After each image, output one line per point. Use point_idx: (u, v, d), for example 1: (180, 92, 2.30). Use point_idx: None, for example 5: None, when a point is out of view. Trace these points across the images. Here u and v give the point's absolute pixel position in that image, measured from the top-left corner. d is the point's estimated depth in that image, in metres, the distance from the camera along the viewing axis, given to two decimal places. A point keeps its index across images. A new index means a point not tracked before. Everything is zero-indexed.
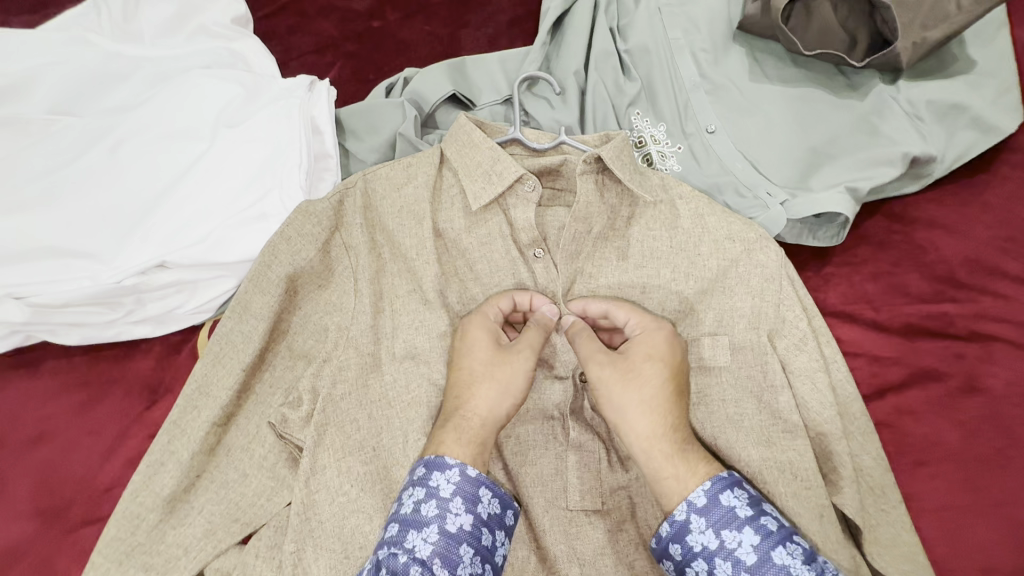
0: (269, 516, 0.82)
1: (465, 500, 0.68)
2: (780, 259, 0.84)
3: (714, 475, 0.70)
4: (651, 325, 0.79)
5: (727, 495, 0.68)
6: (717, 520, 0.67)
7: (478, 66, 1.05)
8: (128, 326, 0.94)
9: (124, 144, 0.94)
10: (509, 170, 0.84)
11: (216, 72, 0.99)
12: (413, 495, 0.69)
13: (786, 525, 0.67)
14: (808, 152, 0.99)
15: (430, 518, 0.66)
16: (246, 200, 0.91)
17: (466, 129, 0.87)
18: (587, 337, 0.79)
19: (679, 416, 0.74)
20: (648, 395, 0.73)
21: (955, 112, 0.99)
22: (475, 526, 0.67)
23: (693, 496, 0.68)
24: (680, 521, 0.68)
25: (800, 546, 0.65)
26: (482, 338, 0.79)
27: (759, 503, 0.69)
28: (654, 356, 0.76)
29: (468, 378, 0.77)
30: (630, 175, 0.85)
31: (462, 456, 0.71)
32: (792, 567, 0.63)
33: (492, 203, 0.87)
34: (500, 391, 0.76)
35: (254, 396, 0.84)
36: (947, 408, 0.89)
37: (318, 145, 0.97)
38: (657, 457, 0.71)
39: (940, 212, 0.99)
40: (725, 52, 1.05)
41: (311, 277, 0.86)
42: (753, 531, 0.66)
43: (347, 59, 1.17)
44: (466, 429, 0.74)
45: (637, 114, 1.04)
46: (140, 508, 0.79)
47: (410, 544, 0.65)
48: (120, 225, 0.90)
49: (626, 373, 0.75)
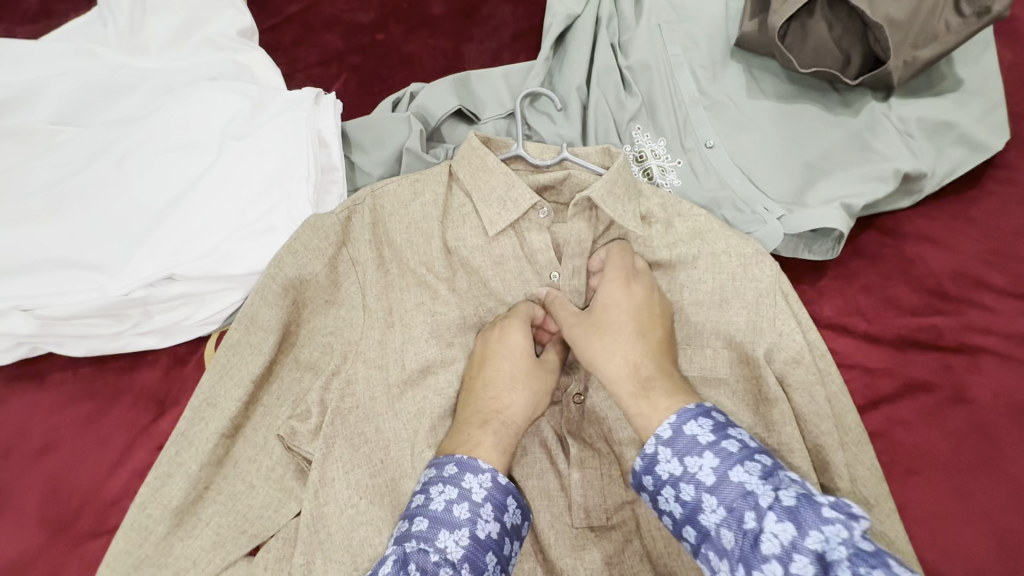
0: (279, 527, 0.83)
1: (495, 507, 0.69)
2: (775, 274, 0.86)
3: (680, 407, 0.69)
4: (620, 273, 0.82)
5: (690, 424, 0.67)
6: (728, 498, 0.62)
7: (482, 80, 1.06)
8: (135, 337, 0.94)
9: (131, 156, 0.94)
10: (523, 197, 0.86)
11: (222, 84, 1.00)
12: (444, 493, 0.68)
13: (750, 445, 0.65)
14: (803, 168, 1.02)
15: (462, 520, 0.66)
16: (254, 212, 0.92)
17: (479, 152, 0.88)
18: (563, 304, 0.84)
19: (643, 353, 0.77)
20: (619, 342, 0.78)
21: (944, 129, 1.03)
22: (501, 534, 0.68)
23: (659, 429, 0.68)
24: (650, 455, 0.68)
25: (759, 464, 0.63)
26: (523, 343, 0.81)
27: (726, 428, 0.66)
28: (612, 305, 0.80)
29: (505, 380, 0.79)
30: (621, 210, 0.86)
31: (493, 462, 0.72)
32: (748, 483, 0.61)
33: (506, 227, 0.89)
34: (534, 397, 0.80)
35: (261, 407, 0.85)
36: (937, 417, 0.92)
37: (325, 158, 0.99)
38: (631, 394, 0.74)
39: (931, 226, 1.02)
40: (723, 69, 1.08)
41: (319, 290, 0.87)
42: (712, 455, 0.64)
43: (351, 71, 1.18)
44: (503, 433, 0.76)
45: (638, 129, 1.06)
46: (147, 521, 0.79)
47: (441, 544, 0.64)
48: (128, 237, 0.90)
49: (594, 326, 0.80)
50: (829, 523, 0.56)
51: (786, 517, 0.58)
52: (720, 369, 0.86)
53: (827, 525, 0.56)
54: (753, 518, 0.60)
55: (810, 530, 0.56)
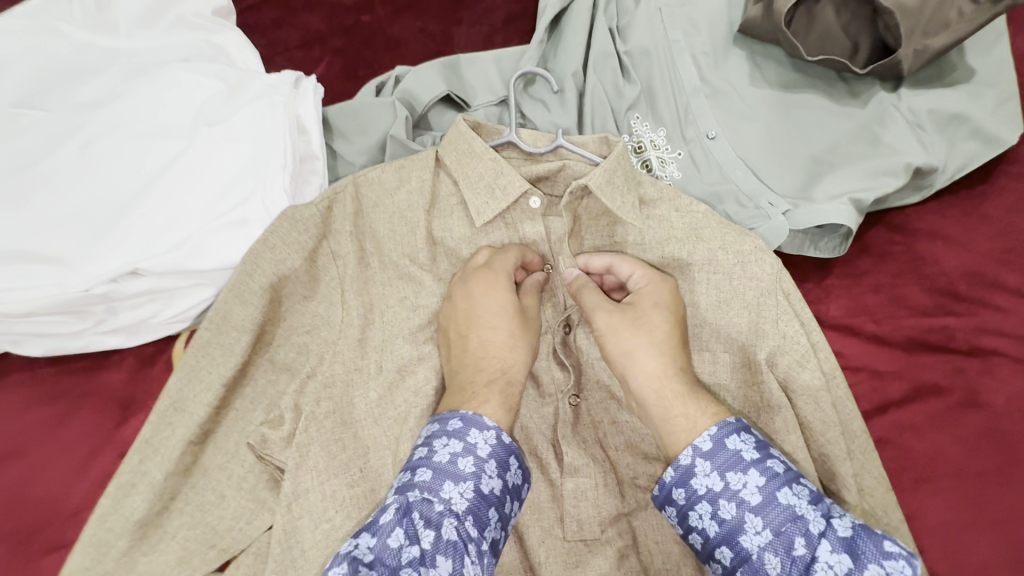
0: (247, 542, 0.78)
1: (499, 465, 0.65)
2: (776, 270, 0.81)
3: (721, 420, 0.68)
4: (659, 276, 0.79)
5: (733, 439, 0.67)
6: (776, 521, 0.62)
7: (473, 64, 1.00)
8: (98, 336, 0.88)
9: (96, 142, 0.88)
10: (513, 184, 0.81)
11: (195, 66, 0.93)
12: (447, 446, 0.64)
13: (792, 468, 0.66)
14: (809, 161, 0.97)
15: (467, 474, 0.62)
16: (227, 203, 0.86)
17: (465, 136, 0.82)
18: (592, 290, 0.78)
19: (682, 358, 0.75)
20: (656, 338, 0.74)
21: (957, 122, 0.98)
22: (503, 493, 0.64)
23: (698, 441, 0.67)
24: (684, 467, 0.67)
25: (806, 488, 0.64)
26: (507, 299, 0.76)
27: (767, 446, 0.68)
28: (660, 304, 0.76)
29: (506, 341, 0.75)
30: (620, 201, 0.82)
31: (501, 420, 0.68)
32: (797, 507, 0.63)
33: (496, 218, 0.84)
34: (529, 356, 0.75)
35: (233, 412, 0.79)
36: (947, 423, 0.88)
37: (304, 146, 0.93)
38: (668, 397, 0.71)
39: (941, 223, 0.98)
40: (726, 56, 1.02)
41: (297, 286, 0.82)
42: (758, 473, 0.65)
43: (334, 55, 1.11)
44: (508, 392, 0.71)
45: (636, 118, 1.00)
46: (108, 534, 0.73)
47: (446, 495, 0.61)
48: (91, 229, 0.84)
49: (635, 318, 0.75)
50: (890, 559, 0.58)
51: (841, 548, 0.60)
52: (721, 376, 0.82)
53: (888, 560, 0.58)
54: (803, 544, 0.61)
55: (869, 564, 0.58)
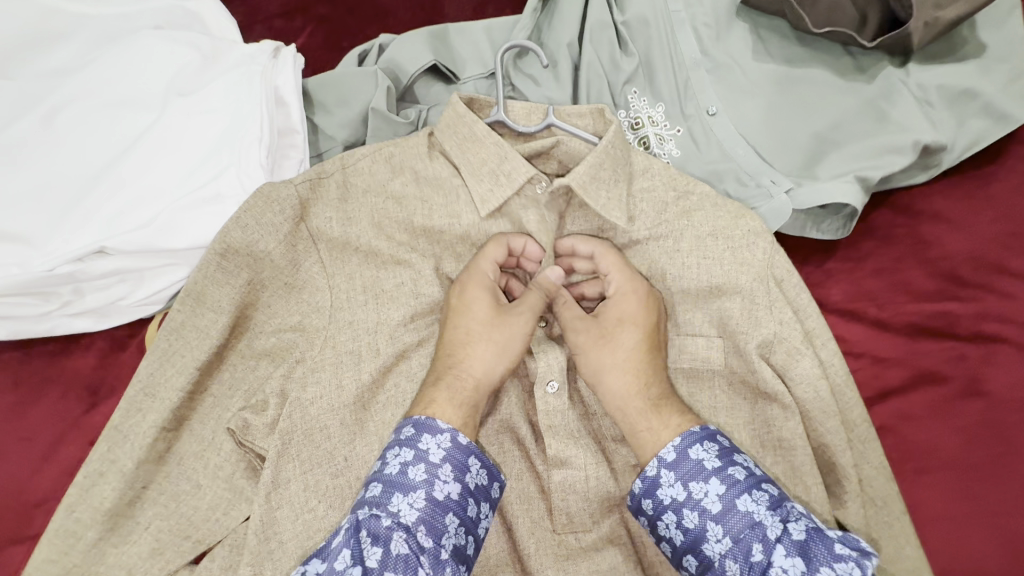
0: (224, 534, 0.74)
1: (454, 467, 0.64)
2: (768, 254, 0.78)
3: (683, 431, 0.68)
4: (628, 283, 0.75)
5: (695, 449, 0.67)
6: (735, 528, 0.63)
7: (462, 34, 0.95)
8: (66, 318, 0.84)
9: (60, 112, 0.83)
10: (519, 170, 0.78)
11: (168, 33, 0.88)
12: (399, 456, 0.64)
13: (756, 474, 0.66)
14: (814, 139, 0.93)
15: (417, 483, 0.62)
16: (199, 178, 0.81)
17: (466, 121, 0.79)
18: (568, 303, 0.76)
19: (653, 373, 0.73)
20: (621, 357, 0.73)
21: (966, 98, 0.94)
22: (463, 495, 0.64)
23: (662, 452, 0.67)
24: (650, 477, 0.67)
25: (766, 494, 0.64)
26: (481, 297, 0.74)
27: (731, 453, 0.67)
28: (626, 321, 0.74)
29: (464, 338, 0.73)
30: (605, 198, 0.78)
31: (453, 421, 0.67)
32: (755, 514, 0.62)
33: (503, 209, 0.80)
34: (495, 352, 0.72)
35: (209, 398, 0.76)
36: (951, 411, 0.85)
37: (283, 119, 0.87)
38: (631, 413, 0.71)
39: (948, 205, 0.94)
40: (728, 28, 0.97)
41: (276, 274, 0.77)
42: (718, 482, 0.64)
43: (317, 24, 1.06)
44: (458, 389, 0.70)
45: (634, 93, 0.96)
46: (76, 525, 0.70)
47: (394, 508, 0.61)
48: (56, 205, 0.79)
49: (601, 336, 0.74)
50: (841, 561, 0.58)
51: (795, 552, 0.60)
52: (713, 362, 0.79)
53: (838, 563, 0.58)
54: (760, 551, 0.61)
55: (821, 567, 0.58)
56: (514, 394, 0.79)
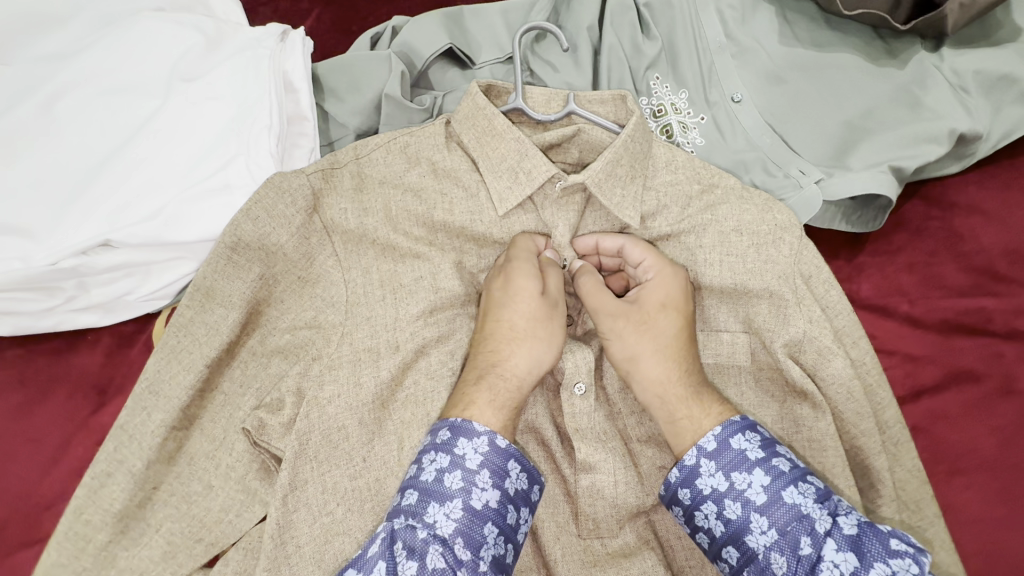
0: (238, 535, 0.72)
1: (494, 473, 0.62)
2: (795, 253, 0.74)
3: (726, 420, 0.66)
4: (668, 268, 0.73)
5: (737, 438, 0.65)
6: (782, 520, 0.60)
7: (477, 17, 0.91)
8: (70, 314, 0.81)
9: (60, 99, 0.79)
10: (539, 168, 0.73)
11: (170, 16, 0.84)
12: (435, 462, 0.62)
13: (800, 466, 0.64)
14: (843, 127, 0.89)
15: (454, 492, 0.60)
16: (206, 168, 0.77)
17: (485, 113, 0.75)
18: (597, 286, 0.73)
19: (691, 362, 0.71)
20: (662, 343, 0.70)
21: (1004, 84, 0.88)
22: (502, 503, 0.62)
23: (702, 441, 0.65)
24: (689, 467, 0.65)
25: (813, 486, 0.62)
26: (528, 287, 0.70)
27: (773, 444, 0.65)
28: (669, 306, 0.71)
29: (507, 333, 0.70)
30: (620, 195, 0.75)
31: (491, 424, 0.65)
32: (803, 506, 0.60)
33: (522, 205, 0.76)
34: (542, 349, 0.70)
35: (220, 396, 0.73)
36: (984, 410, 0.82)
37: (292, 105, 0.84)
38: (671, 402, 0.69)
39: (981, 196, 0.90)
40: (754, 11, 0.92)
41: (288, 267, 0.75)
42: (763, 473, 0.63)
43: (324, 6, 1.02)
44: (501, 390, 0.67)
45: (656, 79, 0.92)
46: (85, 528, 0.68)
47: (431, 519, 0.59)
48: (58, 196, 0.76)
49: (641, 322, 0.71)
50: (897, 557, 0.55)
51: (847, 546, 0.57)
52: (738, 357, 0.76)
53: (894, 558, 0.55)
54: (809, 543, 0.59)
55: (875, 563, 0.56)
56: (537, 394, 0.77)
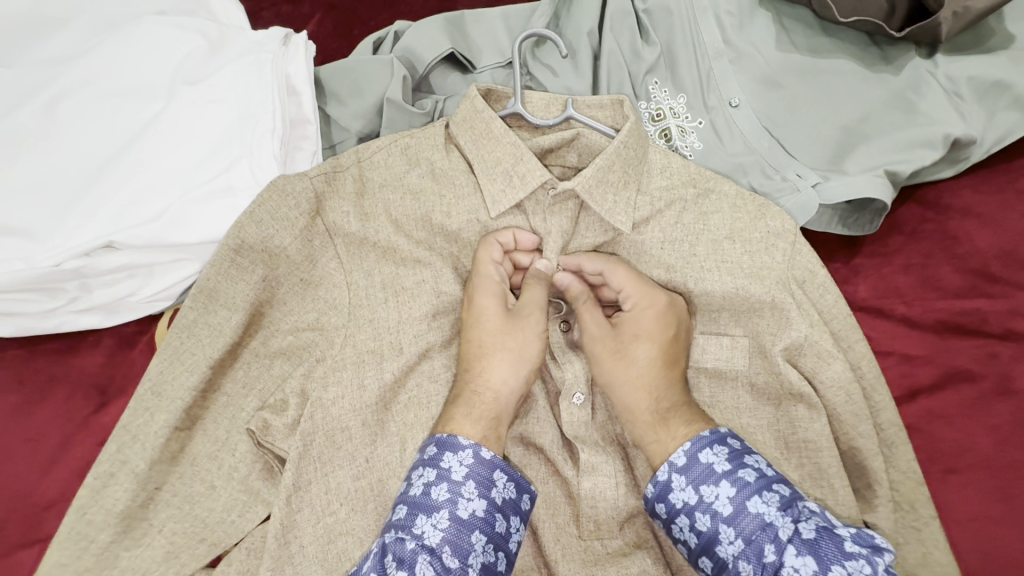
0: (241, 535, 0.73)
1: (479, 484, 0.63)
2: (788, 258, 0.76)
3: (694, 435, 0.67)
4: (648, 297, 0.73)
5: (705, 452, 0.65)
6: (747, 529, 0.62)
7: (478, 22, 0.92)
8: (72, 315, 0.81)
9: (62, 101, 0.80)
10: (533, 173, 0.74)
11: (173, 19, 0.84)
12: (423, 476, 0.63)
13: (767, 474, 0.64)
14: (839, 132, 0.90)
15: (441, 503, 0.61)
16: (208, 170, 0.78)
17: (483, 116, 0.76)
18: (588, 307, 0.75)
19: (668, 390, 0.71)
20: (634, 373, 0.72)
21: (997, 90, 0.89)
22: (489, 511, 0.63)
23: (672, 457, 0.66)
24: (661, 482, 0.66)
25: (777, 494, 0.63)
26: (491, 304, 0.73)
27: (741, 455, 0.66)
28: (643, 336, 0.72)
29: (479, 350, 0.72)
30: (611, 201, 0.76)
31: (474, 436, 0.66)
32: (767, 515, 0.61)
33: (512, 207, 0.78)
34: (514, 362, 0.71)
35: (222, 397, 0.74)
36: (979, 410, 0.83)
37: (295, 108, 0.84)
38: (641, 425, 0.70)
39: (976, 200, 0.91)
40: (752, 17, 0.93)
41: (291, 268, 0.75)
42: (729, 485, 0.63)
43: (327, 11, 1.02)
44: (476, 405, 0.68)
45: (655, 83, 0.93)
46: (88, 528, 0.68)
47: (419, 530, 0.60)
48: (60, 198, 0.76)
49: (615, 350, 0.73)
50: (850, 559, 0.58)
51: (806, 551, 0.60)
52: (736, 362, 0.77)
53: (848, 561, 0.58)
54: (772, 551, 0.60)
55: (831, 565, 0.58)
56: (538, 397, 0.77)
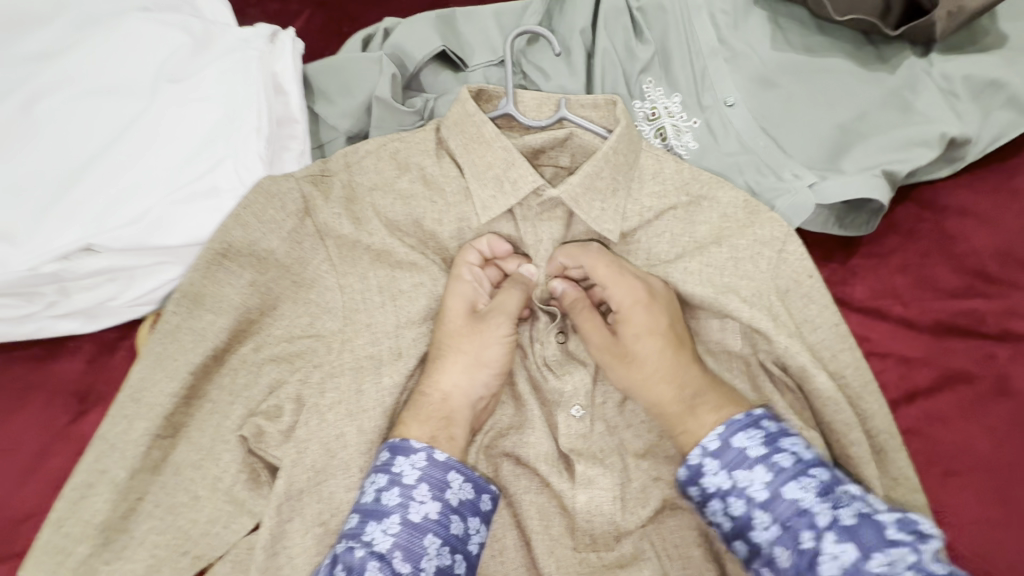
0: (226, 547, 0.71)
1: (432, 486, 0.62)
2: (772, 269, 0.75)
3: (727, 419, 0.66)
4: (636, 295, 0.71)
5: (739, 437, 0.65)
6: (783, 514, 0.60)
7: (470, 19, 0.90)
8: (52, 321, 0.79)
9: (40, 100, 0.77)
10: (525, 179, 0.73)
11: (156, 16, 0.82)
12: (375, 482, 0.63)
13: (805, 458, 0.62)
14: (836, 131, 0.89)
15: (392, 507, 0.60)
16: (192, 171, 0.76)
17: (474, 121, 0.74)
18: (583, 314, 0.73)
19: (688, 376, 0.70)
20: (649, 369, 0.70)
21: (993, 89, 0.89)
22: (444, 513, 0.61)
23: (705, 441, 0.66)
24: (694, 466, 0.66)
25: (815, 480, 0.60)
26: (456, 306, 0.72)
27: (777, 439, 0.64)
28: (643, 334, 0.71)
29: (438, 352, 0.71)
30: (598, 209, 0.75)
31: (424, 439, 0.65)
32: (804, 501, 0.60)
33: (503, 213, 0.76)
34: (468, 364, 0.70)
35: (207, 405, 0.71)
36: (978, 412, 0.82)
37: (282, 108, 0.82)
38: (671, 418, 0.69)
39: (972, 199, 0.91)
40: (746, 16, 0.92)
41: (283, 274, 0.73)
42: (765, 470, 0.62)
43: (315, 8, 1.00)
44: (424, 408, 0.68)
45: (649, 82, 0.91)
46: (65, 541, 0.66)
47: (369, 537, 0.59)
48: (38, 200, 0.74)
49: (622, 353, 0.71)
50: (894, 546, 0.55)
51: (845, 538, 0.56)
52: (726, 360, 0.78)
53: (892, 548, 0.55)
54: (810, 538, 0.58)
55: (873, 553, 0.55)
56: (532, 404, 0.76)
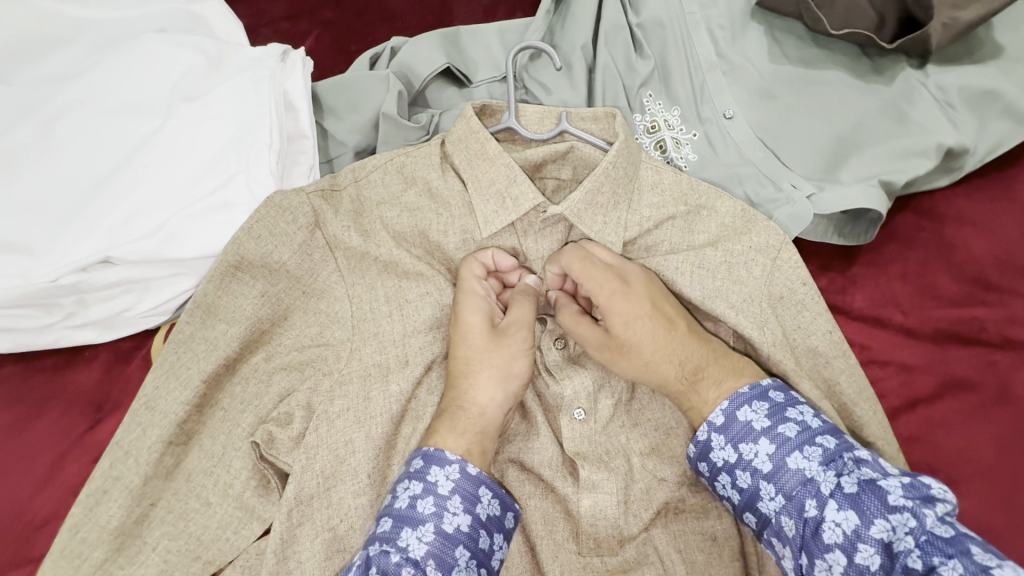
0: (236, 552, 0.72)
1: (465, 499, 0.63)
2: (765, 274, 0.76)
3: (732, 392, 0.68)
4: (612, 286, 0.71)
5: (743, 411, 0.66)
6: (787, 485, 0.62)
7: (474, 37, 0.93)
8: (68, 331, 0.81)
9: (61, 119, 0.80)
10: (526, 196, 0.75)
11: (173, 37, 0.85)
12: (409, 489, 0.63)
13: (810, 428, 0.64)
14: (833, 142, 0.91)
15: (427, 516, 0.61)
16: (205, 186, 0.78)
17: (479, 138, 0.76)
18: (574, 320, 0.73)
19: (685, 352, 0.70)
20: (647, 354, 0.70)
21: (987, 99, 0.90)
22: (474, 527, 0.62)
23: (711, 416, 0.68)
24: (702, 441, 0.68)
25: (819, 449, 0.62)
26: (475, 321, 0.73)
27: (783, 410, 0.65)
28: (631, 320, 0.70)
29: (463, 368, 0.72)
30: (601, 222, 0.77)
31: (460, 451, 0.66)
32: (807, 470, 0.61)
33: (505, 227, 0.78)
34: (500, 378, 0.71)
35: (219, 412, 0.73)
36: (980, 419, 0.83)
37: (292, 124, 0.85)
38: (682, 397, 0.71)
39: (970, 207, 0.92)
40: (744, 30, 0.95)
41: (294, 284, 0.75)
42: (768, 441, 0.64)
43: (324, 28, 1.04)
44: (461, 424, 0.68)
45: (649, 96, 0.94)
46: (82, 546, 0.67)
47: (404, 543, 0.60)
48: (57, 214, 0.77)
49: (617, 344, 0.71)
50: (895, 512, 0.56)
51: (847, 504, 0.58)
52: None
53: (892, 514, 0.56)
54: (815, 506, 0.60)
55: (875, 519, 0.57)
56: (536, 413, 0.77)
